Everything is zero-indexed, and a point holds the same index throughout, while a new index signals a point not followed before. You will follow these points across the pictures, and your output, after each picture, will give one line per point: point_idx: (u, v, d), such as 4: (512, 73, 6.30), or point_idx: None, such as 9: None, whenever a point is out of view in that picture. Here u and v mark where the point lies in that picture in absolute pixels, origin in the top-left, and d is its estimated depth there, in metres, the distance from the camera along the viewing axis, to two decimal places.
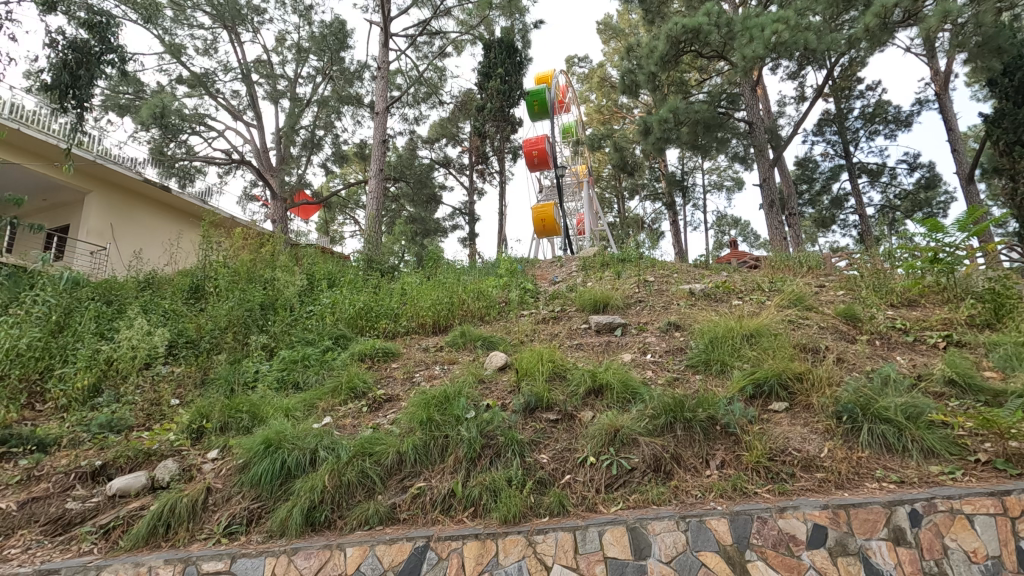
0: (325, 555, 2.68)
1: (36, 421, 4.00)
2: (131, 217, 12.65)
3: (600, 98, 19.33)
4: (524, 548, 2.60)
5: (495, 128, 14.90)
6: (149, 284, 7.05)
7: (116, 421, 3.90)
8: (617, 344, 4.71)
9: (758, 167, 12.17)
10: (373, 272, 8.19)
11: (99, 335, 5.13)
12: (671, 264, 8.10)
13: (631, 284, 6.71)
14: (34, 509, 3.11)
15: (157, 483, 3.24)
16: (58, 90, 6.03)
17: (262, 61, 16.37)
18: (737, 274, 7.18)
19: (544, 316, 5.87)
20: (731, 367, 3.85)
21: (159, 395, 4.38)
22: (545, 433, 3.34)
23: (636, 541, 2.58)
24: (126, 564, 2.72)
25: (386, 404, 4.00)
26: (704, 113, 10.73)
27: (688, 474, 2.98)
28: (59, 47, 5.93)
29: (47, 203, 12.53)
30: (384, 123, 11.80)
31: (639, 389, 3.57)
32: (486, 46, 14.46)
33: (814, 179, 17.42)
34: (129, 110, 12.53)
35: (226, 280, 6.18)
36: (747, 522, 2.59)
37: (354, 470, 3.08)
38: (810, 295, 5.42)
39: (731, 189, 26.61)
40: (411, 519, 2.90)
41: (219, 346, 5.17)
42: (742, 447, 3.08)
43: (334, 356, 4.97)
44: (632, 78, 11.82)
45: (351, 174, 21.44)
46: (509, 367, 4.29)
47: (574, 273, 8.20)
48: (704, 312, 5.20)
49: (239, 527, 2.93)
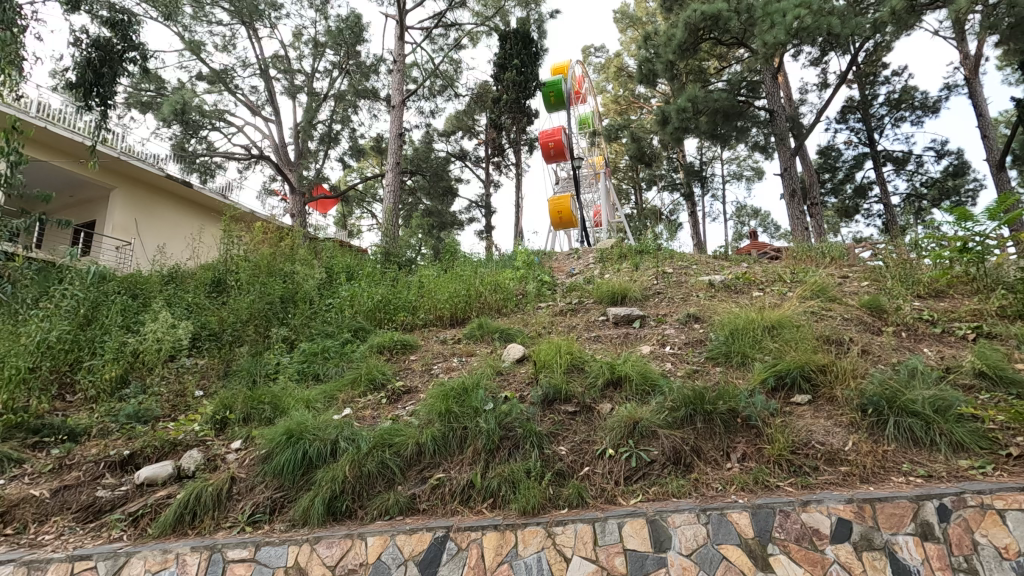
0: (347, 544, 2.72)
1: (68, 412, 4.14)
2: (155, 213, 12.90)
3: (617, 88, 19.13)
4: (543, 540, 2.61)
5: (510, 120, 15.00)
6: (172, 278, 7.19)
7: (143, 411, 4.00)
8: (635, 336, 4.68)
9: (779, 156, 11.94)
10: (390, 265, 8.26)
11: (125, 328, 5.23)
12: (690, 256, 8.01)
13: (649, 275, 6.65)
14: (67, 496, 3.21)
15: (183, 473, 3.31)
16: (83, 88, 6.18)
17: (280, 56, 16.48)
18: (758, 265, 7.07)
19: (561, 308, 5.85)
20: (753, 359, 3.80)
21: (183, 386, 4.48)
22: (563, 425, 3.34)
23: (656, 533, 2.57)
24: (155, 550, 2.78)
25: (405, 396, 4.03)
26: (724, 101, 10.59)
27: (709, 466, 2.95)
28: (83, 45, 6.04)
29: (74, 199, 12.82)
30: (401, 116, 11.82)
31: (659, 381, 3.54)
32: (502, 37, 14.29)
33: (836, 168, 17.03)
34: (152, 108, 12.72)
35: (247, 272, 6.26)
36: (770, 515, 2.56)
37: (374, 461, 3.11)
38: (833, 286, 5.31)
39: (751, 179, 26.23)
40: (431, 509, 2.92)
41: (241, 338, 5.26)
42: (764, 440, 3.04)
43: (354, 348, 5.02)
44: (650, 67, 11.68)
45: (368, 168, 21.56)
46: (527, 359, 4.29)
47: (592, 265, 8.17)
48: (725, 303, 5.14)
49: (263, 516, 2.98)
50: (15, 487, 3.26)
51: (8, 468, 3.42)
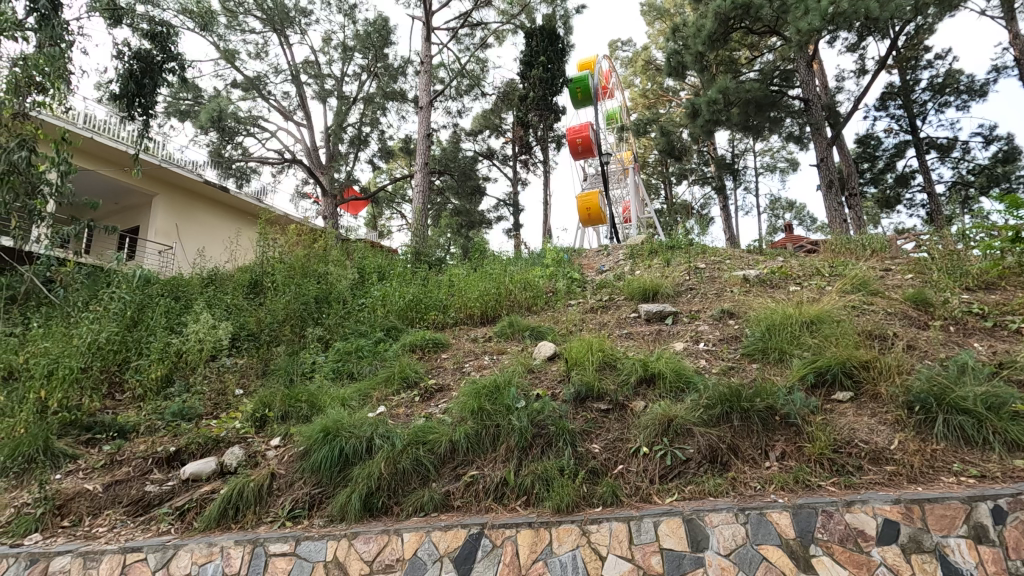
0: (384, 539, 2.76)
1: (117, 409, 4.33)
2: (194, 218, 13.33)
3: (645, 82, 18.87)
4: (578, 538, 2.60)
5: (537, 117, 14.98)
6: (212, 280, 7.41)
7: (188, 409, 4.15)
8: (668, 333, 4.62)
9: (815, 146, 11.58)
10: (421, 264, 8.34)
11: (169, 328, 5.43)
12: (723, 250, 7.85)
13: (681, 271, 6.54)
14: (117, 491, 3.35)
15: (225, 468, 3.41)
16: (126, 99, 6.45)
17: (311, 62, 16.80)
18: (794, 259, 6.87)
19: (592, 305, 5.81)
20: (791, 355, 3.70)
21: (225, 385, 4.63)
22: (595, 423, 3.32)
23: (693, 532, 2.53)
24: (201, 543, 2.87)
25: (437, 394, 4.07)
26: (756, 91, 10.33)
27: (746, 465, 2.89)
28: (125, 57, 6.28)
29: (119, 206, 13.36)
30: (428, 117, 11.90)
31: (694, 378, 3.48)
32: (528, 34, 14.22)
33: (876, 157, 16.40)
34: (190, 116, 13.16)
35: (282, 274, 6.41)
36: (812, 515, 2.49)
37: (409, 458, 3.15)
38: (875, 279, 5.12)
39: (786, 171, 25.50)
40: (465, 506, 2.95)
41: (278, 338, 5.40)
42: (804, 438, 2.96)
43: (386, 347, 5.09)
44: (678, 59, 11.51)
45: (397, 169, 21.80)
46: (558, 357, 4.27)
47: (622, 261, 8.09)
48: (761, 298, 5.01)
49: (302, 512, 3.06)
50: (71, 482, 3.43)
51: (64, 463, 3.61)
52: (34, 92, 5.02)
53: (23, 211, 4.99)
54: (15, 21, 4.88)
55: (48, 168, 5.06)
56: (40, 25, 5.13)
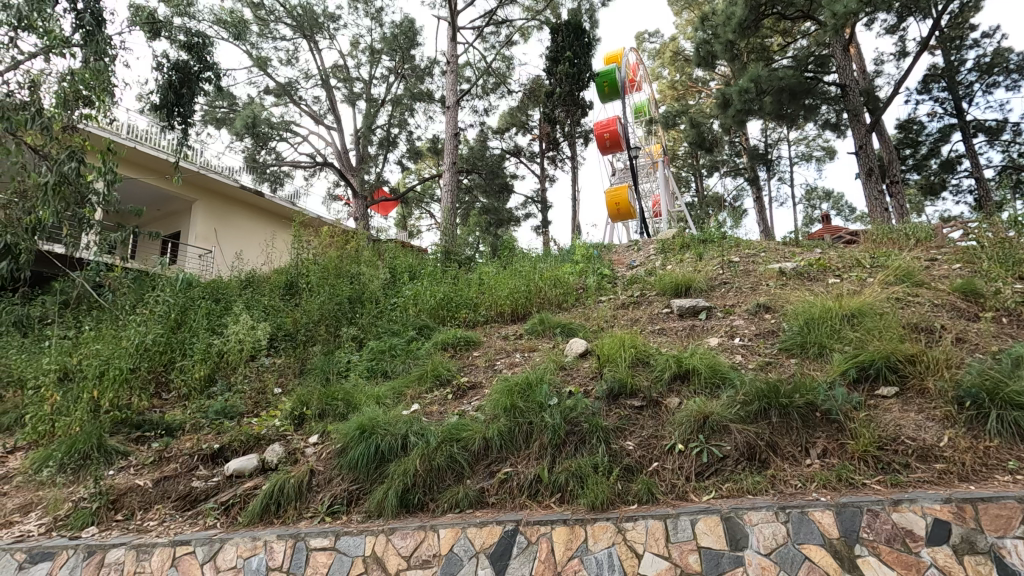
0: (421, 535, 2.80)
1: (165, 409, 4.52)
2: (232, 222, 13.74)
3: (673, 74, 18.57)
4: (614, 535, 2.59)
5: (564, 113, 14.91)
6: (249, 283, 7.62)
7: (230, 408, 4.29)
8: (702, 328, 4.54)
9: (853, 134, 11.18)
10: (451, 263, 8.39)
11: (211, 329, 5.63)
12: (758, 243, 7.65)
13: (714, 265, 6.42)
14: (166, 486, 3.48)
15: (267, 465, 3.51)
16: (166, 109, 6.69)
17: (340, 66, 17.09)
18: (833, 250, 6.67)
19: (623, 301, 5.75)
20: (831, 350, 3.59)
21: (264, 384, 4.76)
22: (629, 420, 3.29)
23: (732, 531, 2.48)
24: (246, 537, 2.96)
25: (470, 391, 4.11)
26: (790, 78, 10.02)
27: (786, 462, 2.83)
28: (165, 68, 6.51)
29: (161, 212, 13.87)
30: (455, 116, 11.95)
31: (729, 374, 3.42)
32: (554, 30, 14.13)
33: (919, 142, 15.74)
34: (226, 123, 13.56)
35: (316, 275, 6.55)
36: (856, 515, 2.42)
37: (443, 455, 3.19)
38: (920, 270, 4.93)
39: (822, 159, 24.71)
40: (500, 503, 2.96)
41: (314, 338, 5.52)
42: (847, 435, 2.88)
43: (419, 345, 5.16)
44: (708, 49, 11.29)
45: (425, 169, 21.99)
46: (590, 353, 4.24)
47: (653, 256, 7.99)
48: (798, 291, 4.88)
49: (341, 507, 3.13)
50: (123, 478, 3.60)
51: (117, 460, 3.78)
52: (82, 105, 5.25)
53: (74, 219, 5.25)
54: (63, 38, 5.10)
55: (96, 178, 5.28)
56: (86, 41, 5.38)
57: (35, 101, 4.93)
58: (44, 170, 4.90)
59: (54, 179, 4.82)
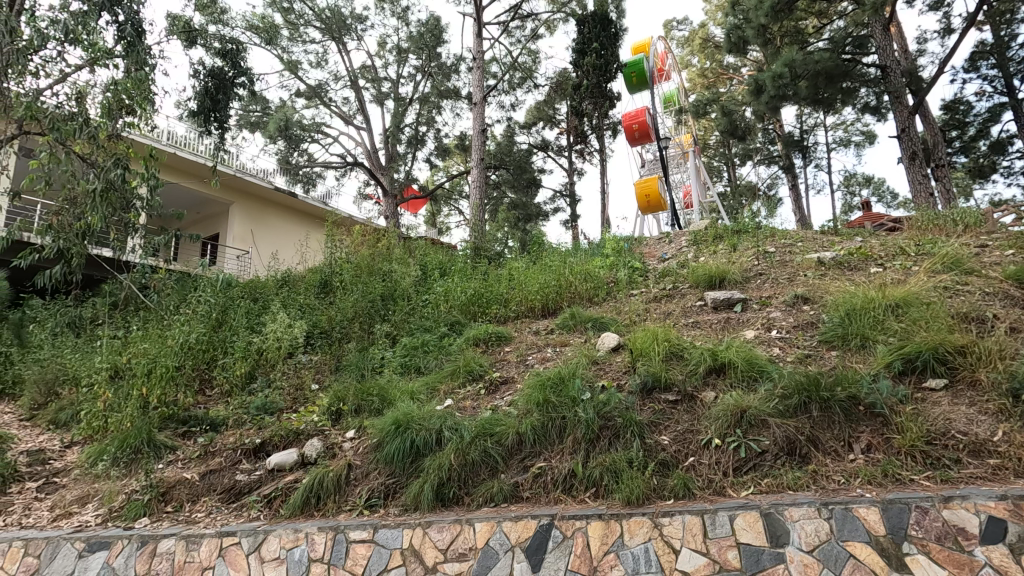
0: (457, 529, 2.83)
1: (208, 405, 4.71)
2: (268, 223, 14.11)
3: (703, 61, 18.17)
4: (650, 530, 2.56)
5: (592, 105, 14.78)
6: (285, 282, 7.81)
7: (270, 404, 4.42)
8: (737, 321, 4.45)
9: (895, 117, 10.73)
10: (481, 259, 8.43)
11: (250, 328, 5.79)
12: (794, 232, 7.44)
13: (749, 256, 6.27)
14: (212, 480, 3.62)
15: (306, 459, 3.61)
16: (203, 115, 6.92)
17: (368, 67, 17.29)
18: (875, 238, 6.44)
19: (656, 294, 5.68)
20: (875, 342, 3.47)
21: (302, 380, 4.88)
22: (664, 414, 3.26)
23: (773, 527, 2.43)
24: (288, 529, 3.05)
25: (502, 386, 4.13)
26: (827, 61, 9.67)
27: (828, 458, 2.76)
28: (201, 76, 6.72)
29: (200, 215, 14.33)
30: (482, 113, 11.96)
31: (767, 367, 3.34)
32: (580, 21, 13.99)
33: (966, 124, 15.02)
34: (259, 127, 13.91)
35: (350, 274, 6.68)
36: (904, 511, 2.34)
37: (477, 450, 3.22)
38: (969, 257, 4.71)
39: (862, 144, 23.79)
40: (534, 497, 2.97)
41: (348, 335, 5.63)
42: (892, 429, 2.79)
43: (451, 341, 5.21)
44: (739, 34, 11.03)
45: (453, 166, 22.11)
46: (622, 348, 4.20)
47: (685, 249, 7.85)
48: (838, 281, 4.72)
49: (378, 501, 3.19)
50: (172, 472, 3.75)
51: (165, 454, 3.95)
52: (125, 114, 5.45)
53: (120, 224, 5.49)
54: (106, 50, 5.31)
55: (140, 184, 5.50)
56: (128, 52, 5.59)
57: (82, 112, 5.15)
58: (92, 177, 5.12)
59: (101, 186, 5.04)
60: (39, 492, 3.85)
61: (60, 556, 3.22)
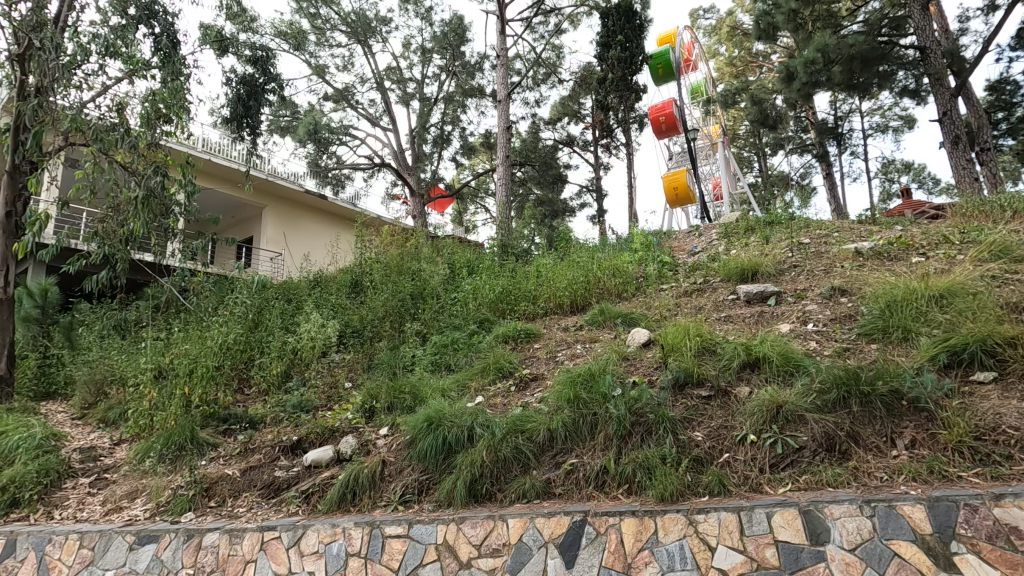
0: (490, 525, 2.85)
1: (247, 403, 4.86)
2: (299, 225, 14.41)
3: (731, 50, 17.78)
4: (685, 527, 2.54)
5: (617, 98, 14.62)
6: (317, 283, 7.97)
7: (305, 402, 4.52)
8: (772, 314, 4.36)
9: (936, 100, 10.28)
10: (508, 257, 8.45)
11: (285, 328, 5.93)
12: (830, 223, 7.22)
13: (783, 248, 6.12)
14: (253, 476, 3.73)
15: (342, 456, 3.69)
16: (236, 121, 7.12)
17: (393, 68, 17.46)
18: (916, 227, 6.20)
19: (686, 289, 5.60)
20: (917, 334, 3.36)
21: (335, 379, 4.98)
22: (697, 410, 3.21)
23: (812, 524, 2.38)
24: (326, 524, 3.11)
25: (532, 383, 4.14)
26: (862, 44, 9.32)
27: (870, 453, 2.68)
28: (233, 83, 6.90)
29: (234, 219, 14.72)
30: (507, 110, 11.95)
31: (804, 361, 3.26)
32: (604, 14, 13.80)
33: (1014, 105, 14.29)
34: (289, 131, 14.21)
35: (380, 274, 6.78)
36: (951, 510, 2.26)
37: (509, 446, 3.24)
38: (1019, 244, 4.50)
39: (900, 130, 22.92)
40: (567, 494, 2.97)
41: (379, 334, 5.72)
42: (938, 425, 2.69)
43: (480, 339, 5.23)
44: (769, 21, 10.75)
45: (479, 164, 22.17)
46: (653, 343, 4.16)
47: (715, 241, 7.73)
48: (878, 272, 4.57)
49: (412, 497, 3.24)
50: (214, 468, 3.88)
51: (208, 451, 4.09)
52: (162, 123, 5.64)
53: (161, 230, 5.69)
54: (143, 62, 5.51)
55: (178, 190, 5.68)
56: (164, 63, 5.78)
57: (123, 122, 5.35)
58: (134, 185, 5.29)
59: (143, 193, 5.20)
60: (92, 487, 4.03)
61: (112, 548, 3.36)
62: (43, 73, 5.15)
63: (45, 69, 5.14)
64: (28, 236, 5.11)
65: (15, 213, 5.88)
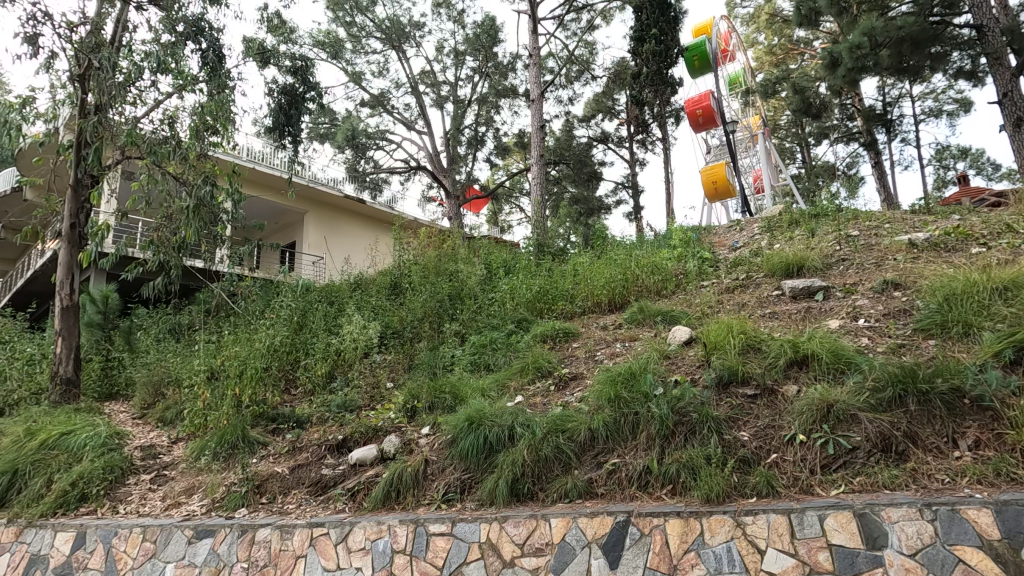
0: (532, 524, 2.85)
1: (294, 403, 5.02)
2: (340, 229, 14.78)
3: (770, 38, 17.27)
4: (732, 529, 2.48)
5: (653, 93, 14.38)
6: (357, 285, 8.14)
7: (349, 402, 4.63)
8: (819, 310, 4.21)
9: (994, 81, 9.69)
10: (544, 255, 8.42)
11: (329, 330, 6.09)
12: (880, 213, 6.92)
13: (830, 241, 5.90)
14: (300, 474, 3.84)
15: (385, 455, 3.76)
16: (278, 130, 7.35)
17: (427, 72, 17.68)
18: (976, 215, 5.87)
19: (728, 285, 5.47)
20: (980, 329, 3.17)
21: (377, 378, 5.08)
22: (743, 409, 3.13)
23: (869, 528, 2.29)
24: (371, 521, 3.18)
25: (572, 382, 4.12)
26: (911, 26, 8.88)
27: (929, 455, 2.56)
28: (275, 92, 7.14)
29: (278, 225, 15.18)
30: (540, 109, 11.91)
31: (856, 358, 3.13)
32: (637, 8, 13.54)
33: None
34: (328, 138, 14.51)
35: (418, 275, 6.89)
36: (1021, 514, 2.14)
37: (549, 446, 3.23)
38: None
39: (956, 113, 21.70)
40: (609, 494, 2.95)
41: (419, 334, 5.80)
42: (1004, 424, 2.55)
43: (518, 339, 5.24)
44: (811, 6, 10.37)
45: (513, 164, 22.19)
46: (695, 341, 4.08)
47: (757, 236, 7.51)
48: (934, 264, 4.35)
49: (455, 495, 3.28)
50: (265, 466, 4.02)
51: (259, 449, 4.24)
52: (210, 134, 5.89)
53: (210, 237, 5.93)
54: (192, 77, 5.76)
55: (225, 199, 5.90)
56: (211, 77, 6.03)
57: (173, 135, 5.61)
58: (185, 195, 5.53)
59: (193, 202, 5.42)
60: (153, 483, 4.24)
61: (173, 542, 3.53)
62: (102, 92, 5.46)
63: (103, 88, 5.44)
64: (91, 246, 5.40)
65: (78, 224, 6.24)
